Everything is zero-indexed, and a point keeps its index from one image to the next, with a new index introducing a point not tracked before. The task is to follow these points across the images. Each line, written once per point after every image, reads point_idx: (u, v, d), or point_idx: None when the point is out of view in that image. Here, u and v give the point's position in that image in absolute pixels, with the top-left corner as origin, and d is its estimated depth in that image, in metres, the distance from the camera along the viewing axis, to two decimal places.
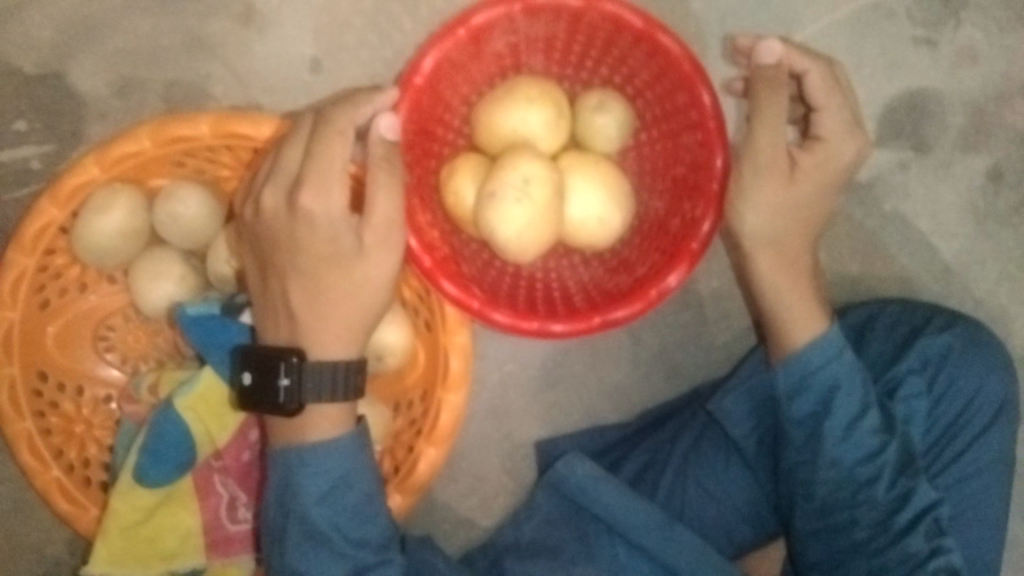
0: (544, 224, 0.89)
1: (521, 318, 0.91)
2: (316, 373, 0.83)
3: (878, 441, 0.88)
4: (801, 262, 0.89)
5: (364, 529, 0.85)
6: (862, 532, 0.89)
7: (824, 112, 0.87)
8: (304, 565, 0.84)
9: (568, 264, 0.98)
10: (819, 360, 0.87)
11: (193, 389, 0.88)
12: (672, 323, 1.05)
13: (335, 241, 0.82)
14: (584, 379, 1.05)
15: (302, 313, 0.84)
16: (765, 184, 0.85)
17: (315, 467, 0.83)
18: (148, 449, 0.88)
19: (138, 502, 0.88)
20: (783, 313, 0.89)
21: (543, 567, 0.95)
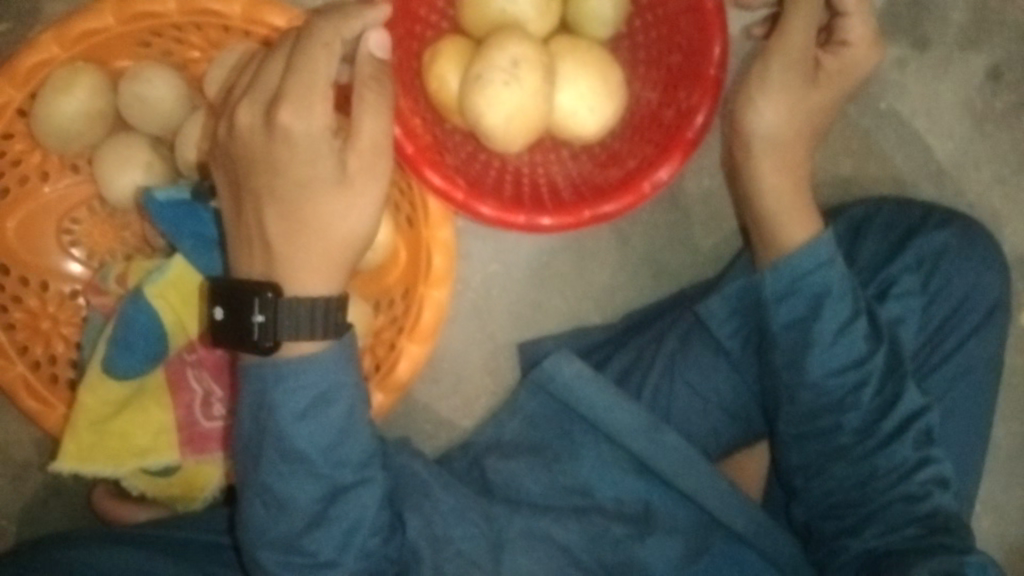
0: (534, 111, 0.85)
1: (508, 211, 0.87)
2: (291, 310, 0.77)
3: (866, 346, 0.86)
4: (802, 168, 0.88)
5: (345, 448, 0.79)
6: (846, 437, 0.88)
7: (853, 16, 0.83)
8: (279, 486, 0.77)
9: (555, 159, 0.95)
10: (809, 264, 0.83)
11: (163, 276, 0.84)
12: (661, 222, 1.02)
13: (316, 164, 0.77)
14: (570, 280, 1.02)
15: (277, 240, 0.79)
16: (789, 80, 0.84)
17: (292, 382, 0.76)
18: (118, 340, 0.83)
19: (107, 395, 0.85)
20: (778, 213, 0.88)
21: (526, 463, 0.94)
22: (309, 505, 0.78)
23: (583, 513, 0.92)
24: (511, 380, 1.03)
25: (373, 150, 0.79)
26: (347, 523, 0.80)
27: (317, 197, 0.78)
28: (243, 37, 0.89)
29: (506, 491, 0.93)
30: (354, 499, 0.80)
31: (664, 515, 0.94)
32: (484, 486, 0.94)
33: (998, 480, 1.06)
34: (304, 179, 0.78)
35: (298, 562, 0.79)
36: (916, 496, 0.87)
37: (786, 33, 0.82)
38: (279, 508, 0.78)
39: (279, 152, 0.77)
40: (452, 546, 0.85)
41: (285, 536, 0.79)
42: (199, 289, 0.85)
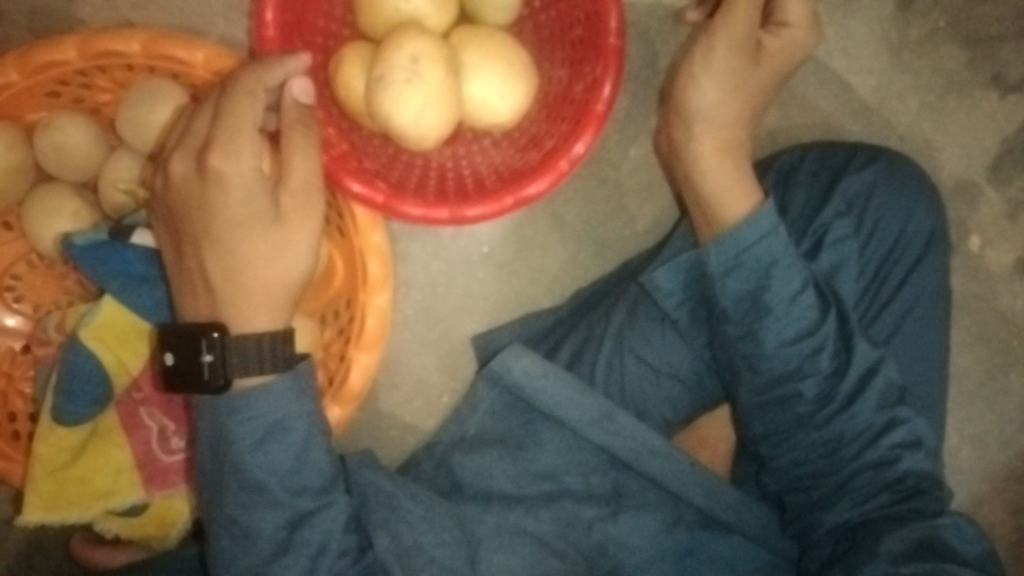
0: (442, 105, 0.86)
1: (433, 207, 0.87)
2: (240, 347, 0.78)
3: (817, 313, 0.84)
4: (745, 146, 0.89)
5: (302, 474, 0.80)
6: (806, 405, 0.86)
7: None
8: (241, 518, 0.78)
9: (478, 149, 0.96)
10: (754, 236, 0.82)
11: (96, 319, 0.84)
12: (597, 197, 1.02)
13: (251, 205, 0.77)
14: (516, 268, 1.02)
15: (216, 282, 0.78)
16: (732, 63, 0.85)
17: (246, 415, 0.77)
18: (63, 388, 0.84)
19: (61, 443, 0.85)
20: (718, 193, 0.88)
21: (492, 457, 0.93)
22: (272, 535, 0.78)
23: (553, 499, 0.92)
24: (469, 374, 1.03)
25: (306, 188, 0.80)
26: (314, 547, 0.80)
27: (250, 236, 0.78)
28: (151, 72, 0.91)
29: (476, 487, 0.92)
30: (319, 523, 0.80)
31: (633, 494, 0.93)
32: (452, 484, 0.93)
33: (971, 408, 1.06)
34: (239, 220, 0.77)
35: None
36: (887, 460, 0.86)
37: (723, 18, 0.82)
38: (244, 540, 0.78)
39: (213, 197, 0.76)
40: (426, 554, 0.84)
41: (252, 566, 0.79)
42: (134, 327, 0.86)
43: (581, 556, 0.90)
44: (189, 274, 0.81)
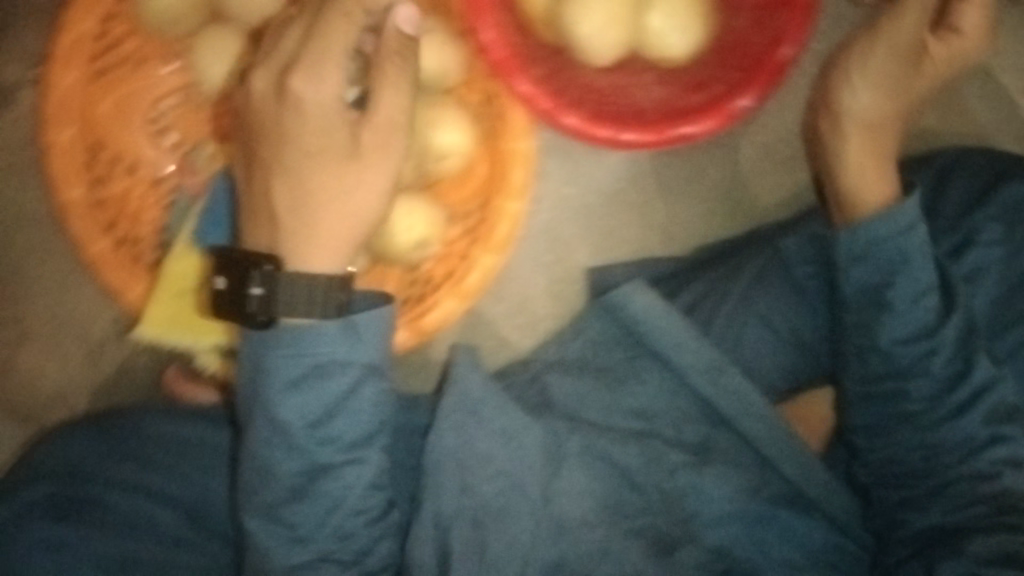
0: (620, 27, 0.87)
1: (592, 124, 0.88)
2: (291, 286, 0.74)
3: (936, 317, 0.84)
4: (888, 146, 0.89)
5: (338, 424, 0.74)
6: (913, 404, 0.86)
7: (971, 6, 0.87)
8: (264, 453, 0.74)
9: (639, 84, 0.94)
10: (892, 228, 0.84)
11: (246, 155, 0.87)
12: (737, 159, 1.03)
13: (327, 136, 0.75)
14: (648, 210, 1.02)
15: (283, 211, 0.76)
16: (888, 66, 0.86)
17: (288, 350, 0.73)
18: (209, 215, 0.89)
19: (193, 267, 0.89)
20: (857, 179, 0.88)
21: (586, 381, 0.95)
22: (289, 478, 0.74)
23: (641, 436, 0.93)
24: (578, 305, 1.03)
25: (390, 129, 0.77)
26: (330, 499, 0.75)
27: (323, 167, 0.76)
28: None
29: (566, 407, 0.94)
30: (340, 477, 0.75)
31: (722, 449, 0.94)
32: (542, 401, 0.95)
33: None
34: (313, 151, 0.76)
35: (278, 535, 0.74)
36: (984, 475, 0.84)
37: (897, 21, 0.84)
38: (259, 477, 0.74)
39: (291, 119, 0.75)
40: (493, 465, 0.86)
41: (266, 503, 0.74)
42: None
43: (660, 497, 0.90)
44: (253, 201, 0.79)
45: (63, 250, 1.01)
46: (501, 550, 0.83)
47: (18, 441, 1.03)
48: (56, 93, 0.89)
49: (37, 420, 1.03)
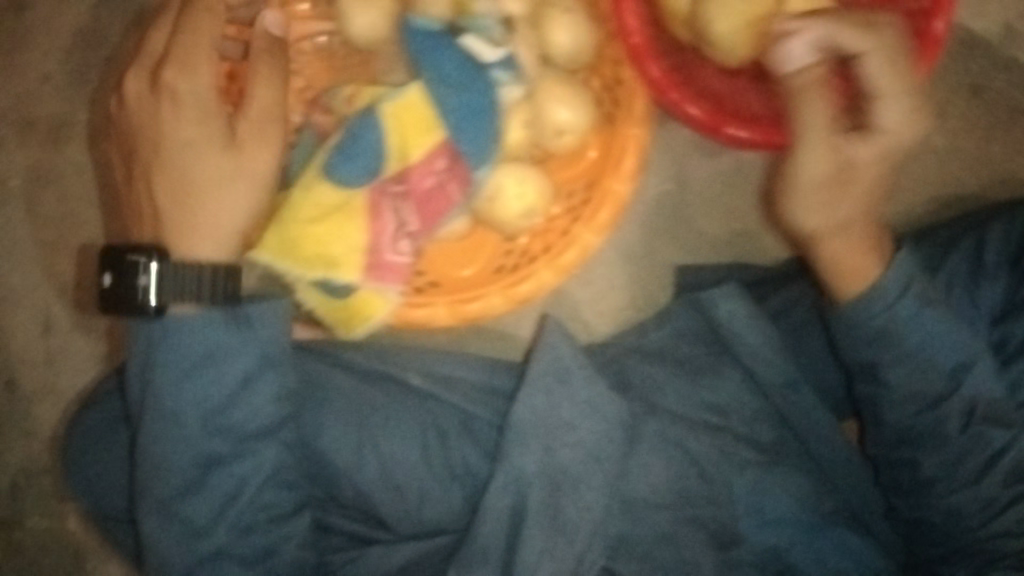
0: (753, 31, 0.89)
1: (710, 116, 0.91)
2: (180, 274, 0.76)
3: (945, 386, 0.82)
4: (865, 238, 0.83)
5: (225, 416, 0.78)
6: (930, 468, 0.83)
7: (886, 99, 0.80)
8: (155, 454, 0.77)
9: (754, 91, 0.96)
10: (874, 311, 0.81)
11: (400, 97, 0.89)
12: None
13: (203, 124, 0.79)
14: (743, 218, 1.05)
15: (166, 209, 0.79)
16: (816, 190, 0.81)
17: (176, 341, 0.76)
18: (343, 149, 0.89)
19: (320, 198, 0.89)
20: (833, 265, 0.83)
21: (667, 370, 0.98)
22: (179, 472, 0.77)
23: (715, 430, 0.94)
24: (661, 300, 1.05)
25: (261, 117, 0.81)
26: (226, 487, 0.78)
27: (203, 158, 0.79)
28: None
29: (643, 393, 0.96)
30: (234, 469, 0.79)
31: (790, 457, 0.94)
32: (621, 382, 0.97)
33: None
34: (185, 145, 0.79)
35: (176, 531, 0.77)
36: (1009, 532, 0.82)
37: (804, 114, 0.80)
38: (155, 475, 0.77)
39: (169, 111, 0.78)
40: (575, 433, 0.89)
41: (159, 499, 0.77)
42: (426, 120, 0.89)
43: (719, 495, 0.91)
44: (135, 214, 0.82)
45: None
46: (577, 517, 0.86)
47: (102, 353, 1.07)
48: None
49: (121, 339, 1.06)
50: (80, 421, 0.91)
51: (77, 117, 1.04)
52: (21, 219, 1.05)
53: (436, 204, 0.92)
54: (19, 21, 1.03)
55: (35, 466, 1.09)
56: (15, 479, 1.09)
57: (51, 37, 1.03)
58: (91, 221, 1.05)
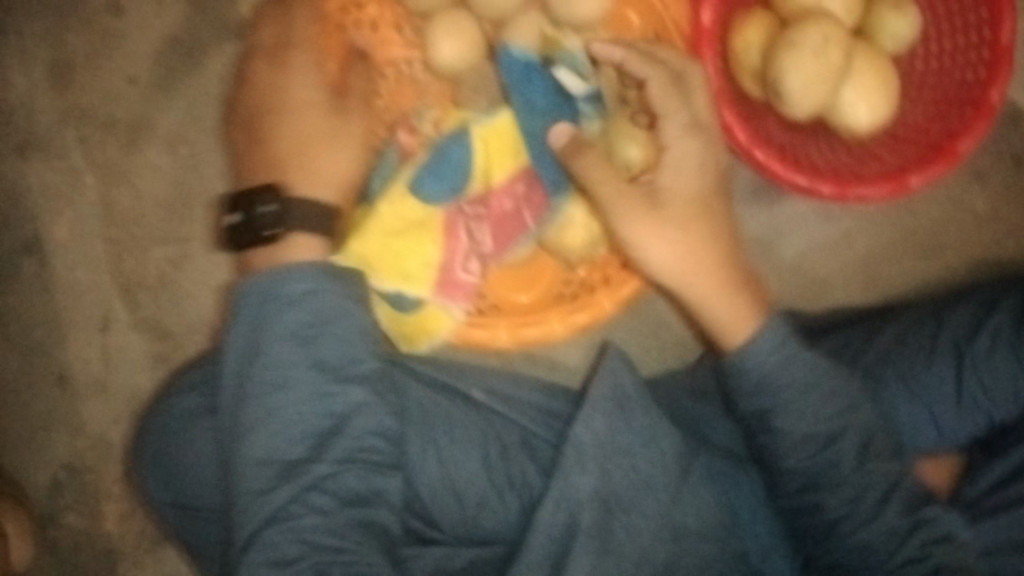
0: (823, 87, 0.94)
1: (775, 159, 0.95)
2: (300, 206, 0.85)
3: (836, 426, 0.84)
4: (718, 279, 0.88)
5: (331, 360, 0.78)
6: (833, 508, 0.83)
7: (671, 119, 0.88)
8: (263, 400, 0.76)
9: (814, 146, 1.02)
10: (762, 355, 0.84)
11: (489, 121, 0.94)
12: (888, 233, 1.06)
13: (312, 92, 0.90)
14: (796, 269, 1.06)
15: (283, 159, 0.88)
16: (655, 221, 0.86)
17: (289, 288, 0.78)
18: (430, 167, 0.93)
19: (407, 212, 0.92)
20: (718, 324, 0.88)
21: (716, 406, 1.00)
22: (287, 415, 0.76)
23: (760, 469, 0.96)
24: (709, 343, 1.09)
25: (360, 99, 0.95)
26: (326, 427, 0.76)
27: (309, 118, 0.90)
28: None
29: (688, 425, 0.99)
30: (336, 409, 0.77)
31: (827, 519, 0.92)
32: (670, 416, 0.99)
33: None
34: (293, 108, 0.90)
35: (276, 472, 0.74)
36: (913, 559, 0.81)
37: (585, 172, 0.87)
38: (262, 419, 0.76)
39: (287, 87, 0.91)
40: (630, 458, 0.87)
41: (266, 447, 0.75)
42: (514, 144, 0.95)
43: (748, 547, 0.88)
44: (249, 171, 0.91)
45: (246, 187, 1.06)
46: (625, 540, 0.84)
47: (158, 356, 1.08)
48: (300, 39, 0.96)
49: (175, 341, 1.08)
50: (155, 412, 0.87)
51: (160, 122, 1.07)
52: (94, 217, 1.08)
53: (512, 223, 0.97)
54: (115, 26, 1.07)
55: (79, 462, 1.10)
56: (56, 475, 1.10)
57: (146, 44, 1.07)
58: (162, 224, 1.07)
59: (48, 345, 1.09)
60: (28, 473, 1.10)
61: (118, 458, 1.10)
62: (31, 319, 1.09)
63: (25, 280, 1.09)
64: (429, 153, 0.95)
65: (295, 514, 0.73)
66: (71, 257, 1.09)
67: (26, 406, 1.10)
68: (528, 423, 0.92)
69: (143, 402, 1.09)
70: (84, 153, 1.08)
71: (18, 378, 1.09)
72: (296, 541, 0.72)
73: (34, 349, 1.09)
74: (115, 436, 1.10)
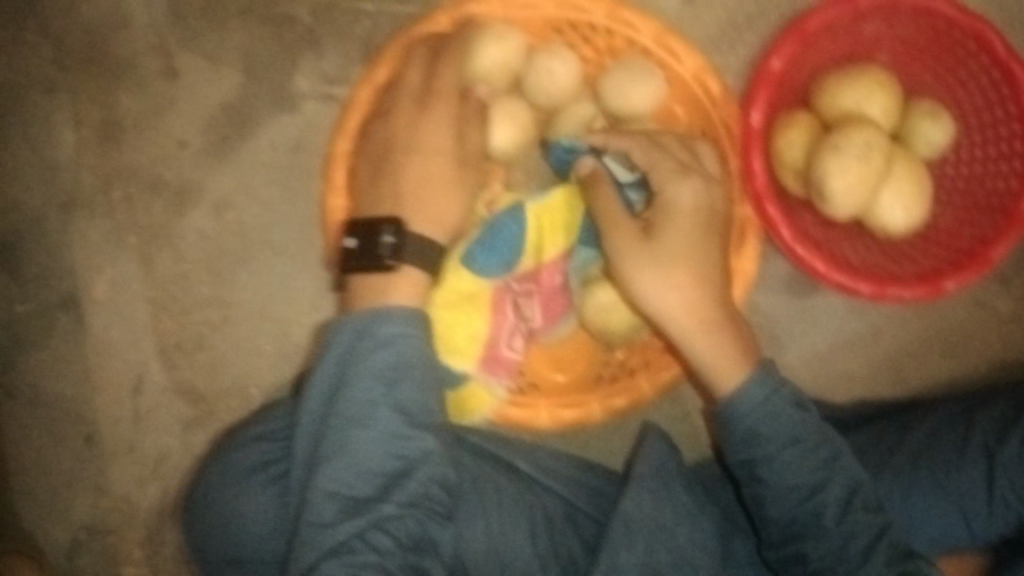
0: (865, 189, 0.97)
1: (814, 253, 0.98)
2: (416, 241, 0.86)
3: (820, 475, 0.84)
4: (717, 326, 0.90)
5: (408, 405, 0.82)
6: (817, 558, 0.84)
7: (664, 171, 0.94)
8: (342, 435, 0.80)
9: (848, 242, 1.05)
10: (746, 405, 0.85)
11: (547, 199, 0.95)
12: (917, 331, 1.09)
13: (442, 134, 0.90)
14: (828, 359, 1.09)
15: (405, 192, 0.88)
16: (655, 256, 0.90)
17: (380, 328, 0.82)
18: (484, 240, 0.94)
19: (462, 285, 0.95)
20: (708, 362, 0.89)
21: None
22: (361, 454, 0.79)
23: None
24: None
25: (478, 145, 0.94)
26: (394, 471, 0.81)
27: (437, 158, 0.90)
28: (643, 51, 1.01)
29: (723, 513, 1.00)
30: (405, 455, 0.81)
31: None
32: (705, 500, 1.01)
33: None
34: (420, 147, 0.90)
35: (343, 507, 0.79)
36: None
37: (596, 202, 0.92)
38: (338, 453, 0.79)
39: (423, 139, 0.90)
40: (675, 538, 0.88)
41: (337, 482, 0.79)
42: (569, 222, 0.96)
43: None
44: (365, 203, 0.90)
45: (289, 257, 1.07)
46: None
47: (189, 419, 1.07)
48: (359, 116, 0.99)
49: (209, 403, 1.07)
50: (229, 444, 0.88)
51: (208, 189, 1.08)
52: (134, 275, 1.08)
53: (558, 299, 0.99)
54: (169, 93, 1.08)
55: (100, 524, 1.08)
56: (76, 536, 1.08)
57: (199, 112, 1.08)
58: (204, 286, 1.08)
59: (78, 402, 1.08)
60: (47, 532, 1.07)
61: (139, 523, 1.08)
62: (62, 376, 1.08)
63: (59, 336, 1.08)
64: (483, 224, 0.96)
65: (356, 550, 0.77)
66: (108, 313, 1.08)
67: (50, 464, 1.08)
68: (575, 497, 0.94)
69: (171, 465, 1.08)
70: (129, 212, 1.09)
71: (45, 435, 1.08)
72: None
73: (63, 405, 1.08)
74: (139, 498, 1.08)
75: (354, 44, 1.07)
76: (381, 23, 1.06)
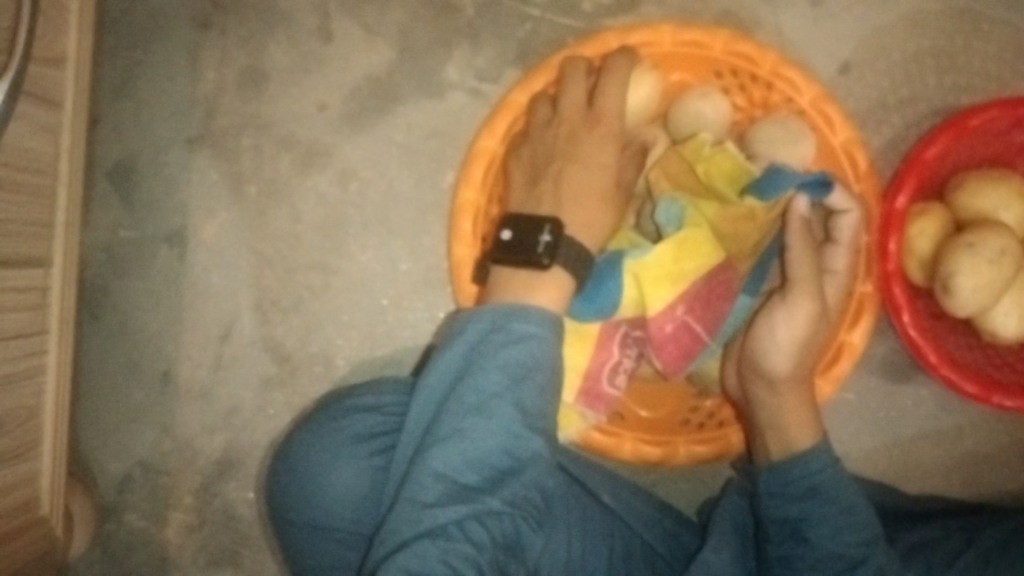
0: (995, 290, 0.96)
1: (926, 340, 0.98)
2: (570, 245, 0.85)
3: (863, 550, 0.83)
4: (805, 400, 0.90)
5: (529, 405, 0.77)
6: None
7: (841, 247, 0.93)
8: (458, 420, 0.76)
9: (953, 338, 1.06)
10: (810, 466, 0.85)
11: (647, 255, 0.87)
12: (999, 441, 1.09)
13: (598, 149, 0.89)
14: (909, 450, 1.09)
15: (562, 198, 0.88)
16: (798, 318, 0.87)
17: (517, 324, 0.78)
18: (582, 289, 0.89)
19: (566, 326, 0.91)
20: (781, 418, 0.89)
21: None
22: (474, 442, 0.75)
23: None
24: None
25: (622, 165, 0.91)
26: (504, 468, 0.76)
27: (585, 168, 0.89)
28: (797, 113, 0.99)
29: None
30: (517, 453, 0.76)
31: None
32: None
33: None
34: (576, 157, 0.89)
35: (446, 490, 0.74)
36: None
37: (788, 250, 0.86)
38: (450, 437, 0.75)
39: (583, 150, 0.89)
40: None
41: (444, 462, 0.74)
42: (675, 274, 0.87)
43: None
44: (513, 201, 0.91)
45: (399, 240, 1.05)
46: None
47: (269, 378, 1.06)
48: (508, 116, 0.97)
49: (292, 367, 1.06)
50: (334, 406, 0.90)
51: (337, 154, 1.06)
52: (244, 225, 1.07)
53: (678, 343, 0.90)
54: (318, 53, 1.06)
55: (157, 463, 1.07)
56: (131, 470, 1.07)
57: (341, 77, 1.06)
58: (311, 252, 1.06)
59: (162, 339, 1.07)
60: (106, 458, 1.07)
61: (196, 470, 1.07)
62: (151, 309, 1.07)
63: (157, 270, 1.07)
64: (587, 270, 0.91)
65: (451, 536, 0.72)
66: (210, 258, 1.07)
67: (122, 394, 1.08)
68: (650, 536, 0.93)
69: (241, 420, 1.06)
70: (252, 163, 1.07)
71: (122, 364, 1.08)
72: (443, 563, 0.71)
73: (146, 338, 1.07)
74: (201, 446, 1.07)
75: (512, 44, 1.04)
76: (545, 28, 1.04)
